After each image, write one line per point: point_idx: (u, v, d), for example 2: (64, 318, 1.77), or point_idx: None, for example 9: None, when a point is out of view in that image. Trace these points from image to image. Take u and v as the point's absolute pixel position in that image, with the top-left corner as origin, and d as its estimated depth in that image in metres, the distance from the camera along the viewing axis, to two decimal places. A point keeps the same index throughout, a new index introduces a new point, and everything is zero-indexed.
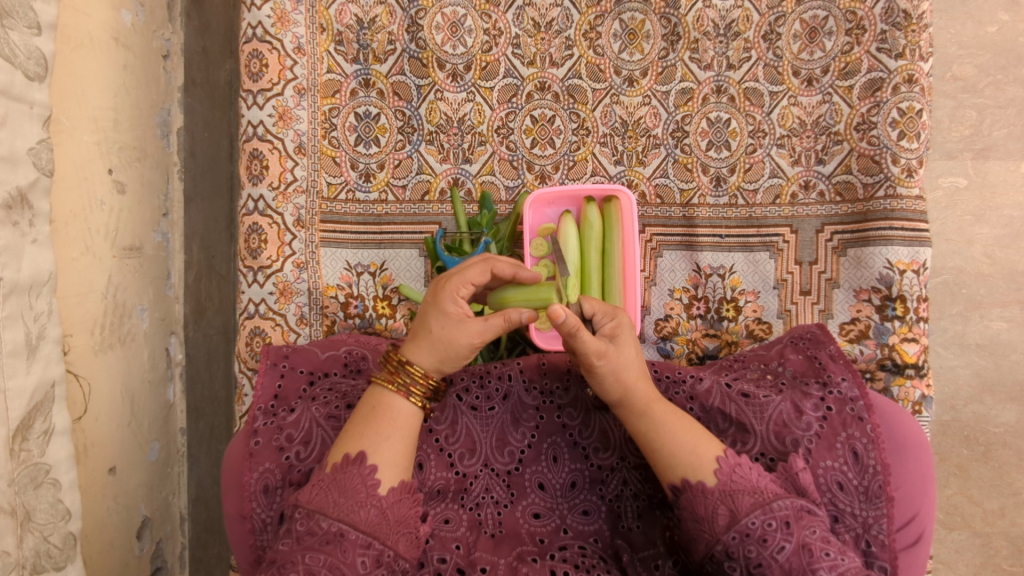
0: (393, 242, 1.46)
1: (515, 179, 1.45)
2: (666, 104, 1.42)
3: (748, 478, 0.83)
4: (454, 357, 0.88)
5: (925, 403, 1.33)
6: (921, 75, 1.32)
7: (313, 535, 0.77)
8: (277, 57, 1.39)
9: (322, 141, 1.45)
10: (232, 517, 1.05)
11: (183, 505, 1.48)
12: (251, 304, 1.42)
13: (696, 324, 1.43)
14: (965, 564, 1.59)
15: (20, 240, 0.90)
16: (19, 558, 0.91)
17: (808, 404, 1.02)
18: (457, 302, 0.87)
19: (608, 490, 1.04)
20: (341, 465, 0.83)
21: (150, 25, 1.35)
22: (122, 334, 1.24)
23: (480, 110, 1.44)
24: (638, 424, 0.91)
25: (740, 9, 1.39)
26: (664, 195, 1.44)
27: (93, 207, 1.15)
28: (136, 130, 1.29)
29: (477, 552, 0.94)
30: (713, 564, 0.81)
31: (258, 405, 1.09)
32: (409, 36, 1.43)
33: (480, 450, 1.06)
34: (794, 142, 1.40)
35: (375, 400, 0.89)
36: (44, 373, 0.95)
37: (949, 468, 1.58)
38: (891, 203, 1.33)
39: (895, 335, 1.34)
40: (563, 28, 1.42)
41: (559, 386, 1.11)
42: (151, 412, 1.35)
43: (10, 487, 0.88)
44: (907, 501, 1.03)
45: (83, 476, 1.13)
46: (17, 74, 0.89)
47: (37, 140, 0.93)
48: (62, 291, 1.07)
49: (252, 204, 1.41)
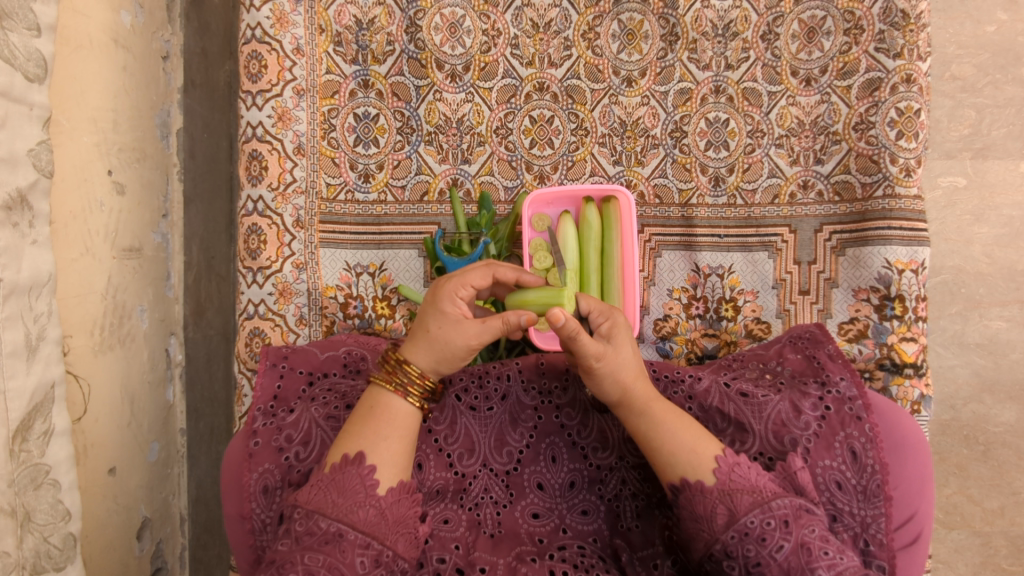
0: (393, 242, 1.46)
1: (514, 179, 1.45)
2: (665, 104, 1.42)
3: (747, 477, 0.83)
4: (451, 358, 0.88)
5: (924, 402, 1.33)
6: (919, 75, 1.32)
7: (313, 535, 0.77)
8: (276, 57, 1.39)
9: (322, 142, 1.45)
10: (232, 518, 1.05)
11: (183, 506, 1.48)
12: (251, 304, 1.42)
13: (696, 323, 1.43)
14: (965, 563, 1.59)
15: (20, 241, 0.91)
16: (19, 559, 0.91)
17: (807, 403, 1.02)
18: (455, 303, 0.87)
19: (607, 490, 1.04)
20: (340, 466, 0.83)
21: (150, 26, 1.36)
22: (123, 334, 1.24)
23: (480, 111, 1.44)
24: (637, 422, 0.91)
25: (739, 10, 1.39)
26: (663, 195, 1.44)
27: (93, 208, 1.15)
28: (136, 131, 1.29)
29: (477, 552, 0.94)
30: (712, 564, 0.81)
31: (258, 405, 1.10)
32: (409, 37, 1.43)
33: (479, 450, 1.06)
34: (793, 142, 1.40)
35: (374, 400, 0.89)
36: (44, 374, 0.95)
37: (948, 468, 1.58)
38: (889, 203, 1.34)
39: (894, 334, 1.34)
40: (562, 28, 1.42)
41: (557, 386, 1.11)
42: (151, 413, 1.35)
43: (10, 488, 0.89)
44: (905, 500, 1.03)
45: (83, 476, 1.13)
46: (17, 75, 0.89)
47: (37, 141, 0.94)
48: (62, 292, 1.07)
49: (251, 205, 1.41)
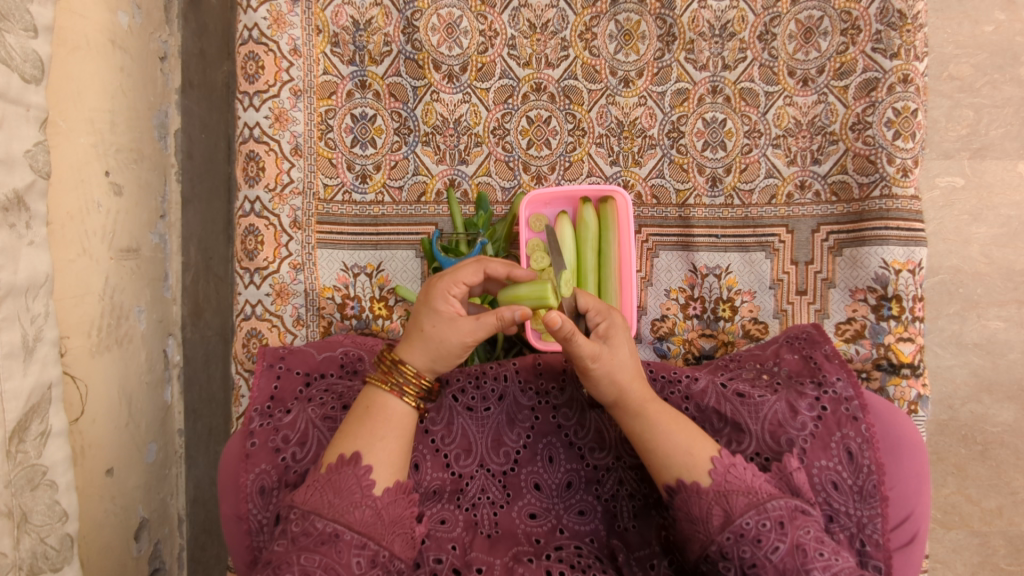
0: (390, 243, 1.46)
1: (511, 179, 1.45)
2: (662, 104, 1.42)
3: (743, 478, 0.83)
4: (447, 355, 0.88)
5: (921, 403, 1.33)
6: (916, 75, 1.32)
7: (308, 535, 0.77)
8: (273, 58, 1.40)
9: (319, 143, 1.45)
10: (229, 519, 1.05)
11: (182, 506, 1.49)
12: (248, 304, 1.42)
13: (693, 324, 1.43)
14: (964, 563, 1.59)
15: (17, 242, 0.91)
16: (16, 560, 0.91)
17: (803, 404, 1.02)
18: (448, 301, 0.87)
19: (604, 490, 1.04)
20: (336, 466, 0.83)
21: (147, 27, 1.36)
22: (120, 335, 1.24)
23: (476, 111, 1.44)
24: (632, 423, 0.91)
25: (736, 10, 1.40)
26: (660, 195, 1.44)
27: (90, 208, 1.15)
28: (133, 132, 1.29)
29: (473, 552, 0.95)
30: (708, 565, 0.81)
31: (254, 406, 1.10)
32: (405, 38, 1.44)
33: (475, 450, 1.07)
34: (790, 142, 1.40)
35: (370, 400, 0.90)
36: (41, 374, 0.95)
37: (947, 468, 1.58)
38: (886, 203, 1.33)
39: (890, 334, 1.34)
40: (558, 29, 1.43)
41: (554, 386, 1.12)
42: (149, 413, 1.35)
43: (7, 489, 0.89)
44: (901, 500, 1.03)
45: (81, 477, 1.14)
46: (15, 77, 0.89)
47: (34, 142, 0.94)
48: (60, 292, 1.08)
49: (248, 206, 1.42)
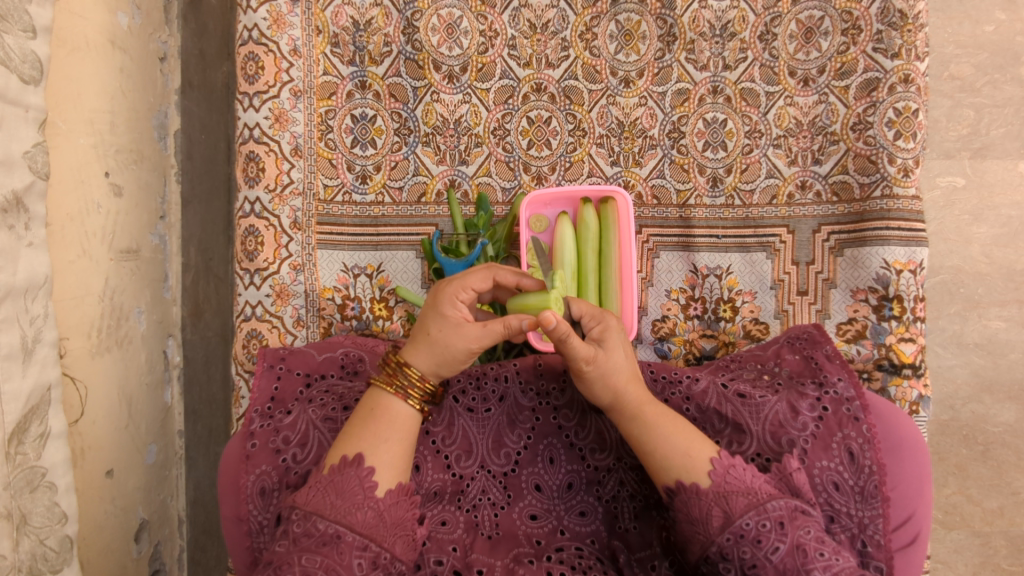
0: (390, 243, 1.46)
1: (512, 180, 1.45)
2: (662, 104, 1.42)
3: (743, 479, 0.83)
4: (451, 361, 0.88)
5: (923, 403, 1.33)
6: (917, 74, 1.32)
7: (310, 536, 0.77)
8: (272, 59, 1.39)
9: (319, 143, 1.45)
10: (229, 520, 1.05)
11: (182, 507, 1.48)
12: (248, 305, 1.42)
13: (693, 324, 1.43)
14: (965, 563, 1.59)
15: (15, 243, 0.90)
16: (15, 562, 0.91)
17: (804, 404, 1.02)
18: (455, 306, 0.86)
19: (605, 491, 1.04)
20: (339, 467, 0.83)
21: (146, 28, 1.35)
22: (120, 336, 1.24)
23: (476, 111, 1.44)
24: (630, 426, 0.91)
25: (736, 10, 1.39)
26: (661, 196, 1.44)
27: (90, 209, 1.15)
28: (133, 133, 1.29)
29: (474, 553, 0.95)
30: (708, 566, 0.81)
31: (254, 407, 1.09)
32: (405, 38, 1.43)
33: (476, 451, 1.06)
34: (791, 143, 1.40)
35: (374, 402, 0.89)
36: (39, 376, 0.94)
37: (948, 468, 1.58)
38: (887, 203, 1.33)
39: (892, 335, 1.34)
40: (559, 29, 1.42)
41: (555, 387, 1.11)
42: (149, 414, 1.35)
43: (5, 491, 0.88)
44: (902, 501, 1.03)
45: (80, 479, 1.13)
46: (12, 78, 0.89)
47: (32, 143, 0.93)
48: (58, 293, 1.07)
49: (248, 207, 1.42)
